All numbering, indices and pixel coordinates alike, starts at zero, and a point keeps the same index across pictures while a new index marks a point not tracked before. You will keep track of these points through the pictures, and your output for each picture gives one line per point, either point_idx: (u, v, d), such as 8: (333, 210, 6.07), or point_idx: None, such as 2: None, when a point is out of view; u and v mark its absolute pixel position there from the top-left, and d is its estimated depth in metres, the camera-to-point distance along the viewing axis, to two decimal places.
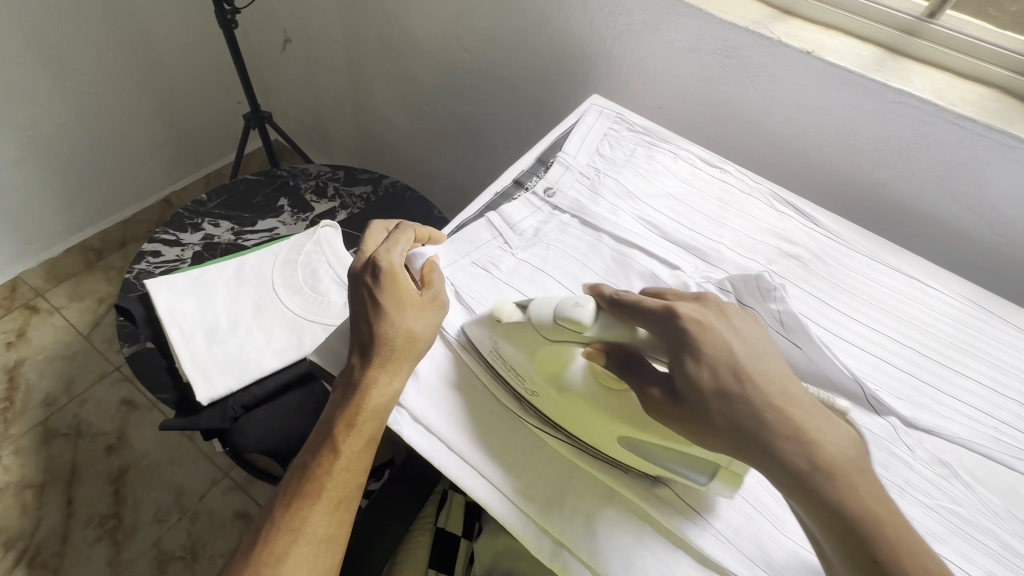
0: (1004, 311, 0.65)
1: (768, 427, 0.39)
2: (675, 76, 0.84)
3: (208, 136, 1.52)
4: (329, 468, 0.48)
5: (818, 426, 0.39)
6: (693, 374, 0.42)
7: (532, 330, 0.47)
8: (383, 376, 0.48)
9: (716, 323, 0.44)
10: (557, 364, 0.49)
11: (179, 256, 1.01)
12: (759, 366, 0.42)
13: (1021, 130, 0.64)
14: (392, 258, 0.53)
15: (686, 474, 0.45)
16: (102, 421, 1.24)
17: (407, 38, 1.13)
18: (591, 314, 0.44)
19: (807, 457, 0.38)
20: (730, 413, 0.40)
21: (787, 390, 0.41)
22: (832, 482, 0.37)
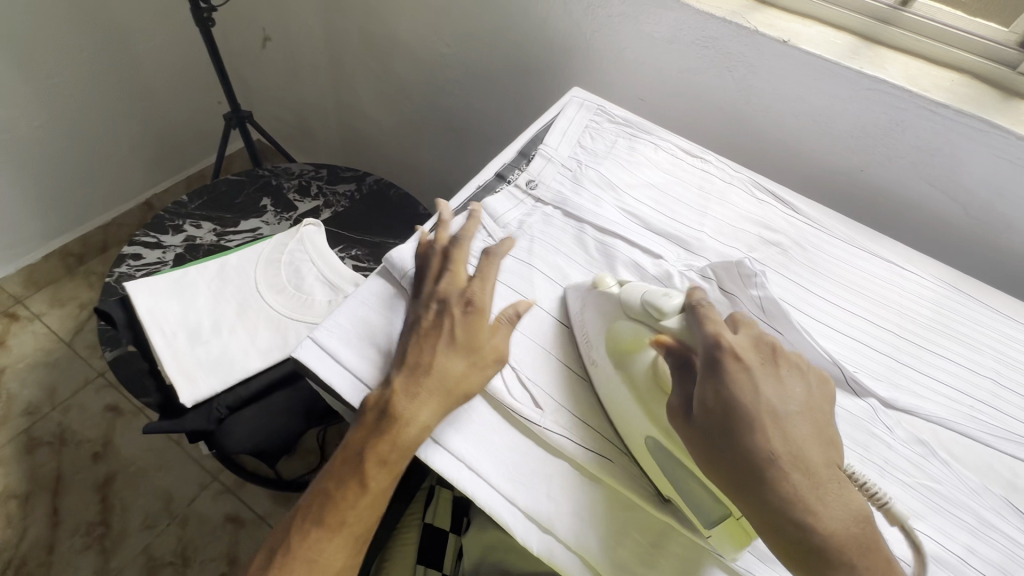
0: (980, 293, 0.66)
1: (774, 496, 0.40)
2: (654, 67, 0.85)
3: (188, 137, 1.50)
4: (354, 501, 0.46)
5: (825, 503, 0.40)
6: (711, 401, 0.42)
7: (617, 307, 0.51)
8: (422, 412, 0.46)
9: (758, 366, 0.44)
10: (624, 346, 0.49)
11: (160, 258, 1.00)
12: (782, 427, 0.42)
13: (992, 114, 0.65)
14: (481, 296, 0.52)
15: (695, 509, 0.43)
16: (87, 428, 1.22)
17: (388, 34, 1.13)
18: (675, 306, 0.48)
19: (808, 538, 0.39)
20: (735, 458, 0.41)
21: (803, 457, 0.41)
22: (834, 565, 0.38)
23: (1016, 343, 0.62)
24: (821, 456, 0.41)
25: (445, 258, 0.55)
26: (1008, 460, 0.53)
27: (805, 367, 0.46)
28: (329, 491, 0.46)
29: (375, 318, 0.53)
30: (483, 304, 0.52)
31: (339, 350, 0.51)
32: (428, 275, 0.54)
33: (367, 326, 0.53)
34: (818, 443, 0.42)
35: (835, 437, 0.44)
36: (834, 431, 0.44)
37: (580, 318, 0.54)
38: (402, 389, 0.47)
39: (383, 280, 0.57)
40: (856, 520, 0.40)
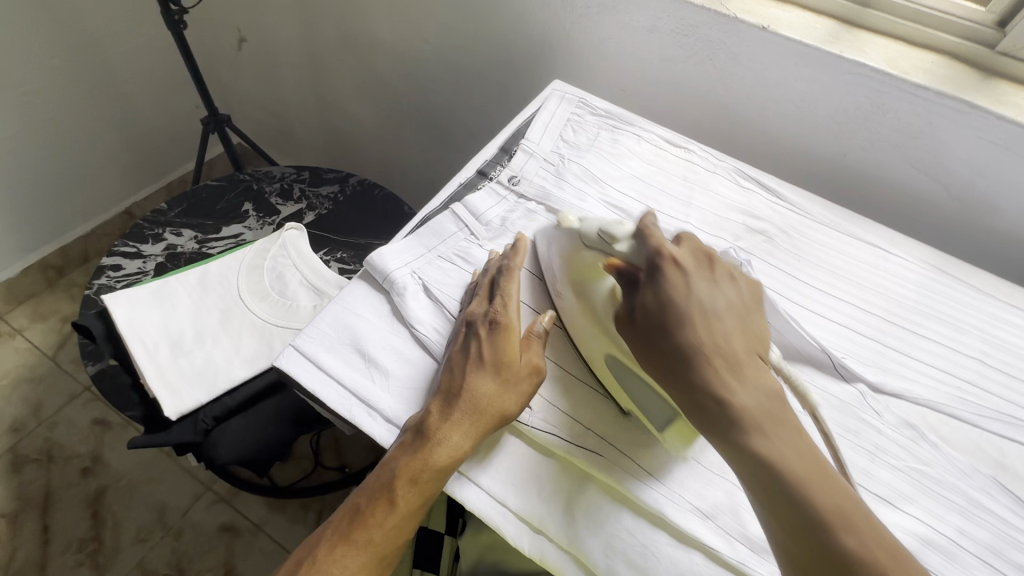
0: (964, 273, 0.66)
1: (696, 377, 0.41)
2: (635, 57, 0.84)
3: (166, 142, 1.47)
4: (383, 520, 0.44)
5: (742, 384, 0.41)
6: (651, 302, 0.45)
7: (576, 236, 0.52)
8: (455, 434, 0.44)
9: (694, 269, 0.46)
10: (585, 272, 0.51)
11: (140, 268, 0.98)
12: (710, 320, 0.44)
13: (971, 95, 0.65)
14: (510, 315, 0.50)
15: (647, 411, 0.47)
16: (75, 444, 1.20)
17: (366, 31, 1.11)
18: (626, 231, 0.49)
19: (725, 412, 0.40)
20: (665, 350, 0.43)
21: (726, 348, 0.42)
22: (749, 435, 0.39)
23: (1001, 323, 0.63)
24: (744, 347, 0.43)
25: (477, 287, 0.53)
26: (996, 439, 0.54)
27: (739, 276, 0.48)
28: (360, 507, 0.45)
29: (358, 324, 0.52)
30: (510, 321, 0.50)
31: (321, 357, 0.50)
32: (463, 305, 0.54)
33: (350, 331, 0.52)
34: (744, 337, 0.44)
35: (764, 336, 0.45)
36: (763, 330, 0.46)
37: (546, 255, 0.55)
38: (436, 410, 0.45)
39: (365, 284, 0.56)
40: (771, 398, 0.41)
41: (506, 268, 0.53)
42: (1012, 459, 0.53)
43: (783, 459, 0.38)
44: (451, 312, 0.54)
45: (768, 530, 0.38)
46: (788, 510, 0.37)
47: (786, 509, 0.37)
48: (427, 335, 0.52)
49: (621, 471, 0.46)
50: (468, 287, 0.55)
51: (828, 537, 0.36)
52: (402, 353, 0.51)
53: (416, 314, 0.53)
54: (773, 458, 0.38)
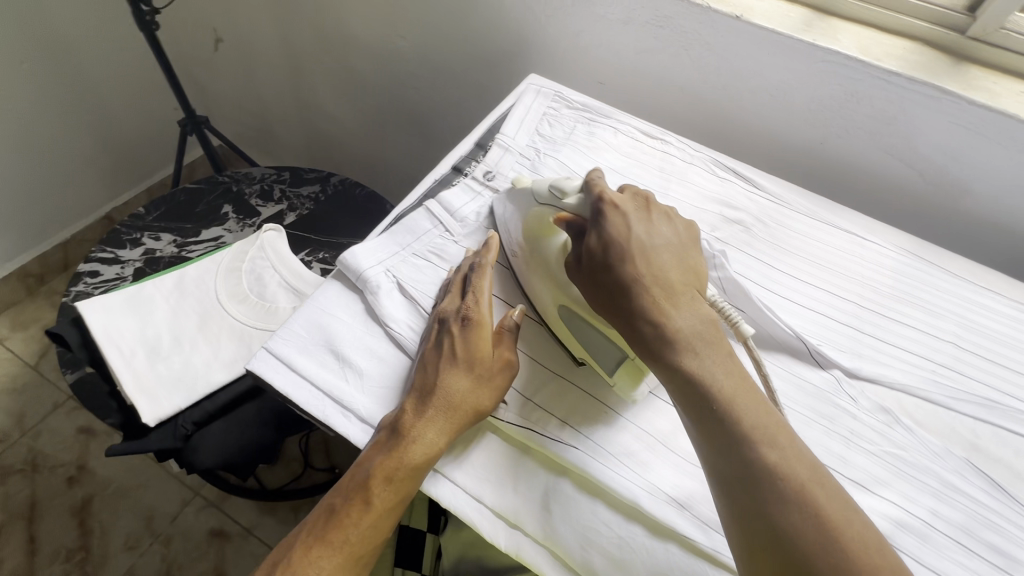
0: (939, 258, 0.67)
1: (634, 304, 0.46)
2: (611, 50, 0.83)
3: (144, 145, 1.45)
4: (358, 520, 0.44)
5: (677, 310, 0.45)
6: (595, 244, 0.49)
7: (530, 198, 0.55)
8: (429, 431, 0.44)
9: (634, 213, 0.51)
10: (540, 229, 0.54)
11: (118, 273, 0.96)
12: (647, 255, 0.48)
13: (942, 80, 0.66)
14: (482, 311, 0.50)
15: (597, 355, 0.49)
16: (60, 453, 1.19)
17: (342, 29, 1.10)
18: (575, 187, 0.53)
19: (660, 333, 0.44)
20: (608, 283, 0.47)
21: (662, 278, 0.47)
22: (680, 353, 0.43)
23: (976, 307, 0.63)
24: (680, 278, 0.47)
25: (449, 285, 0.53)
26: (970, 421, 0.54)
27: (676, 219, 0.53)
28: (335, 508, 0.45)
29: (332, 324, 0.52)
30: (482, 317, 0.49)
31: (294, 358, 0.50)
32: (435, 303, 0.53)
33: (323, 331, 0.51)
34: (680, 270, 0.48)
35: (700, 270, 0.50)
36: (699, 265, 0.50)
37: (504, 218, 0.58)
38: (409, 409, 0.45)
39: (339, 284, 0.56)
40: (704, 322, 0.45)
41: (478, 264, 0.53)
42: (985, 440, 0.53)
43: (712, 376, 0.42)
44: (425, 309, 0.53)
45: (697, 444, 0.42)
46: (713, 422, 0.41)
47: (712, 422, 0.41)
48: (401, 333, 0.51)
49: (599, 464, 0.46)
50: (442, 286, 0.55)
51: (748, 451, 0.39)
52: (377, 353, 0.51)
53: (390, 313, 0.53)
54: (702, 374, 0.42)
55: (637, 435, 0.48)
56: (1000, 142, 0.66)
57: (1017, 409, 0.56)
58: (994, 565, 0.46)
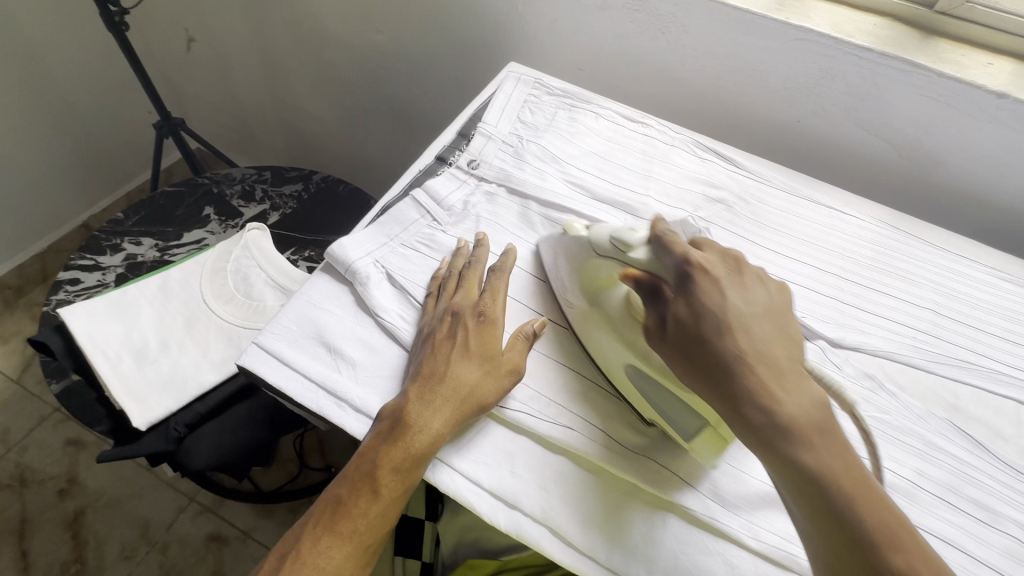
0: (917, 229, 0.69)
1: (739, 386, 0.40)
2: (589, 36, 0.84)
3: (119, 150, 1.42)
4: (366, 510, 0.44)
5: (786, 391, 0.39)
6: (682, 313, 0.43)
7: (586, 246, 0.51)
8: (437, 418, 0.45)
9: (724, 277, 0.45)
10: (599, 283, 0.51)
11: (100, 280, 0.95)
12: (746, 327, 0.42)
13: (912, 54, 0.67)
14: (496, 311, 0.52)
15: (675, 422, 0.46)
16: (48, 466, 1.17)
17: (317, 24, 1.08)
18: (641, 239, 0.47)
19: (771, 421, 0.38)
20: (704, 359, 0.41)
21: (766, 353, 0.41)
22: (796, 445, 0.38)
23: (952, 274, 0.65)
24: (784, 352, 0.42)
25: (458, 282, 0.54)
26: (951, 384, 0.56)
27: (765, 278, 0.47)
28: (342, 498, 0.45)
29: (322, 317, 0.52)
30: (495, 317, 0.51)
31: (285, 352, 0.49)
32: (441, 294, 0.53)
33: (314, 325, 0.51)
34: (781, 342, 0.42)
35: (798, 337, 0.44)
36: (797, 332, 0.44)
37: (556, 270, 0.55)
38: (417, 398, 0.46)
39: (327, 276, 0.55)
40: (817, 408, 0.39)
41: (496, 268, 0.55)
42: (964, 401, 0.55)
43: (831, 472, 0.37)
44: (415, 299, 0.54)
45: (811, 543, 0.37)
46: (835, 526, 0.35)
47: (831, 523, 0.36)
48: (393, 322, 0.51)
49: (591, 441, 0.47)
50: (434, 275, 0.55)
51: (874, 552, 0.34)
52: (369, 344, 0.51)
53: (381, 303, 0.53)
54: (823, 471, 0.37)
55: (631, 412, 0.49)
56: (971, 113, 0.67)
57: (995, 370, 0.58)
58: (977, 519, 0.48)
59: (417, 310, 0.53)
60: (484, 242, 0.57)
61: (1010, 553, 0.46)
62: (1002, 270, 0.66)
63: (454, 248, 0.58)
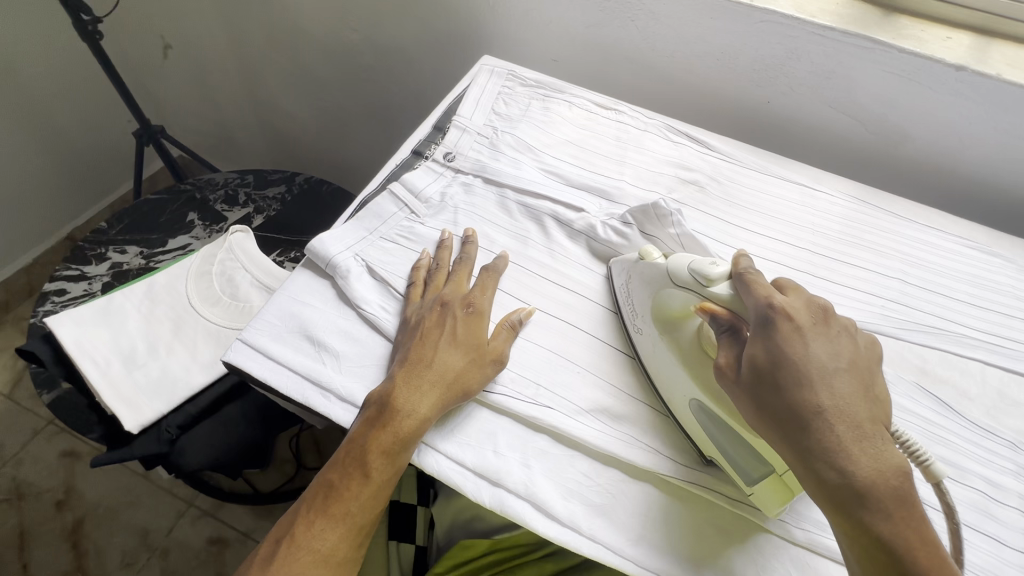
0: (885, 202, 0.70)
1: (817, 441, 0.37)
2: (560, 26, 0.85)
3: (100, 160, 1.42)
4: (358, 493, 0.45)
5: (867, 454, 0.37)
6: (759, 357, 0.40)
7: (662, 275, 0.50)
8: (423, 403, 0.46)
9: (809, 326, 0.41)
10: (672, 313, 0.49)
11: (87, 289, 0.95)
12: (829, 380, 0.39)
13: (873, 32, 0.69)
14: (483, 303, 0.53)
15: (738, 463, 0.44)
16: (45, 478, 1.17)
17: (294, 26, 1.09)
18: (722, 273, 0.45)
19: (846, 482, 0.36)
20: (780, 408, 0.39)
21: (851, 412, 0.38)
22: (872, 510, 0.36)
23: (919, 244, 0.67)
24: (869, 412, 0.39)
25: (444, 276, 0.55)
26: (919, 349, 0.58)
27: (853, 330, 0.44)
28: (333, 483, 0.46)
29: (305, 311, 0.53)
30: (483, 309, 0.53)
31: (269, 346, 0.51)
32: (429, 283, 0.55)
33: (297, 319, 0.52)
34: (867, 401, 0.39)
35: (885, 398, 0.41)
36: (885, 392, 0.41)
37: (626, 296, 0.54)
38: (404, 385, 0.47)
39: (308, 271, 0.56)
40: (898, 473, 0.37)
41: (489, 266, 0.56)
42: (932, 365, 0.57)
43: (904, 544, 0.35)
44: (396, 290, 0.55)
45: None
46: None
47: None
48: (374, 313, 0.53)
49: (571, 419, 0.48)
50: (414, 265, 0.56)
51: None
52: (352, 334, 0.52)
53: (362, 295, 0.54)
54: (896, 543, 0.35)
55: (610, 390, 0.51)
56: (932, 87, 0.69)
57: (962, 334, 0.60)
58: (946, 476, 0.50)
59: (398, 300, 0.54)
60: (472, 238, 0.58)
61: (978, 507, 0.48)
62: (969, 238, 0.68)
63: (436, 239, 0.59)
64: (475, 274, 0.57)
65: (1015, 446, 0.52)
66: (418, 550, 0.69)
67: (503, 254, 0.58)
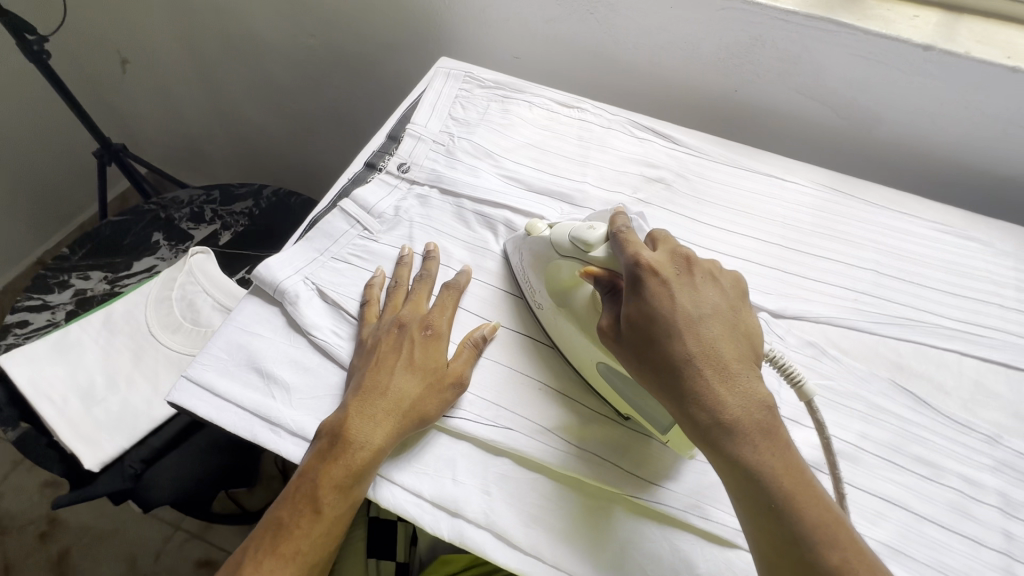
0: (858, 190, 0.68)
1: (687, 386, 0.38)
2: (520, 20, 0.82)
3: (65, 183, 1.38)
4: (309, 530, 0.43)
5: (734, 393, 0.38)
6: (634, 315, 0.41)
7: (548, 246, 0.50)
8: (376, 431, 0.44)
9: (674, 278, 0.42)
10: (563, 281, 0.49)
11: (50, 319, 0.92)
12: (696, 328, 0.40)
13: (838, 14, 0.66)
14: (443, 323, 0.51)
15: (649, 416, 0.44)
16: (27, 510, 1.16)
17: (249, 35, 1.05)
18: (600, 237, 0.46)
19: (715, 421, 0.37)
20: (654, 362, 0.40)
21: (716, 354, 0.39)
22: (739, 443, 0.37)
23: (895, 232, 0.65)
24: (735, 350, 0.40)
25: (399, 294, 0.53)
26: (894, 344, 0.56)
27: (719, 272, 0.44)
28: (283, 520, 0.44)
29: (253, 341, 0.51)
30: (441, 330, 0.51)
31: (215, 383, 0.48)
32: (386, 302, 0.52)
33: (245, 351, 0.50)
34: (734, 341, 0.40)
35: (754, 333, 0.42)
36: (753, 328, 0.42)
37: (521, 268, 0.53)
38: (354, 412, 0.45)
39: (257, 299, 0.54)
40: (759, 406, 0.38)
41: (451, 284, 0.54)
42: (906, 358, 0.55)
43: (770, 471, 0.36)
44: (349, 313, 0.53)
45: (751, 538, 0.37)
46: (773, 524, 0.36)
47: (770, 519, 0.36)
48: (326, 340, 0.51)
49: (533, 440, 0.46)
50: (367, 284, 0.54)
51: (806, 546, 0.35)
52: (303, 364, 0.50)
53: (313, 321, 0.52)
54: (763, 472, 0.36)
55: (573, 406, 0.49)
56: (901, 69, 0.67)
57: (938, 325, 0.58)
58: (921, 476, 0.48)
59: (351, 323, 0.52)
60: (434, 254, 0.56)
61: (955, 507, 0.47)
62: (944, 223, 0.65)
63: (394, 256, 0.57)
64: (436, 292, 0.55)
65: (994, 441, 0.50)
66: (400, 567, 0.68)
67: (468, 269, 0.55)
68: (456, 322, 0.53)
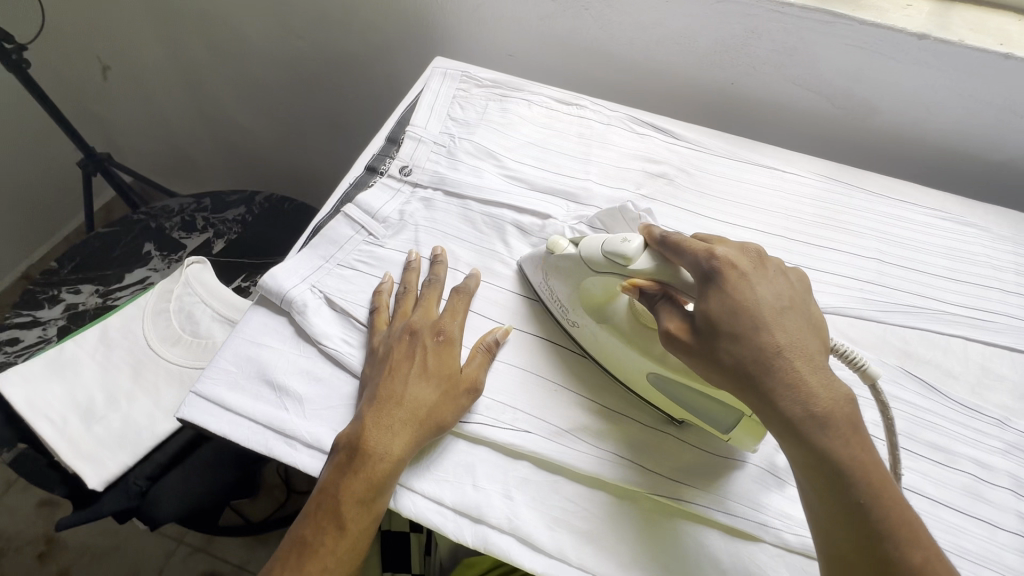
0: (860, 179, 0.69)
1: (779, 378, 0.38)
2: (514, 17, 0.81)
3: (48, 195, 1.34)
4: (333, 547, 0.42)
5: (821, 384, 0.38)
6: (716, 309, 0.40)
7: (580, 263, 0.49)
8: (393, 442, 0.44)
9: (751, 270, 0.42)
10: (599, 298, 0.49)
11: (41, 335, 0.90)
12: (780, 320, 0.40)
13: (833, 4, 0.67)
14: (455, 328, 0.50)
15: (708, 416, 0.45)
16: (25, 531, 1.13)
17: (236, 39, 1.03)
18: (638, 249, 0.45)
19: (809, 412, 0.37)
20: (740, 355, 0.39)
21: (802, 345, 0.39)
22: (831, 435, 0.37)
23: (898, 221, 0.65)
24: (815, 344, 0.40)
25: (409, 301, 0.52)
26: (900, 331, 0.57)
27: (787, 267, 0.45)
28: (307, 538, 0.43)
29: (262, 353, 0.50)
30: (453, 335, 0.50)
31: (225, 397, 0.48)
32: (396, 310, 0.52)
33: (254, 363, 0.49)
34: (813, 335, 0.41)
35: (825, 329, 0.42)
36: (824, 323, 0.42)
37: (546, 287, 0.53)
38: (371, 424, 0.44)
39: (263, 309, 0.53)
40: (846, 400, 0.38)
41: (458, 289, 0.53)
42: (914, 346, 0.56)
43: (858, 465, 0.37)
44: (358, 320, 0.52)
45: (823, 533, 0.38)
46: (857, 519, 0.36)
47: (847, 512, 0.37)
48: (337, 348, 0.50)
49: (552, 442, 0.46)
50: (376, 290, 0.53)
51: (890, 545, 0.35)
52: (314, 374, 0.49)
53: (321, 330, 0.51)
54: (852, 464, 0.37)
55: (591, 406, 0.49)
56: (894, 58, 0.67)
57: (942, 311, 0.59)
58: (934, 461, 0.49)
59: (361, 331, 0.51)
60: (441, 258, 0.56)
61: (969, 491, 0.48)
62: (942, 210, 0.66)
63: (401, 261, 0.57)
64: (445, 297, 0.54)
65: (1002, 423, 0.51)
66: None
67: (475, 272, 0.55)
68: (468, 327, 0.52)
